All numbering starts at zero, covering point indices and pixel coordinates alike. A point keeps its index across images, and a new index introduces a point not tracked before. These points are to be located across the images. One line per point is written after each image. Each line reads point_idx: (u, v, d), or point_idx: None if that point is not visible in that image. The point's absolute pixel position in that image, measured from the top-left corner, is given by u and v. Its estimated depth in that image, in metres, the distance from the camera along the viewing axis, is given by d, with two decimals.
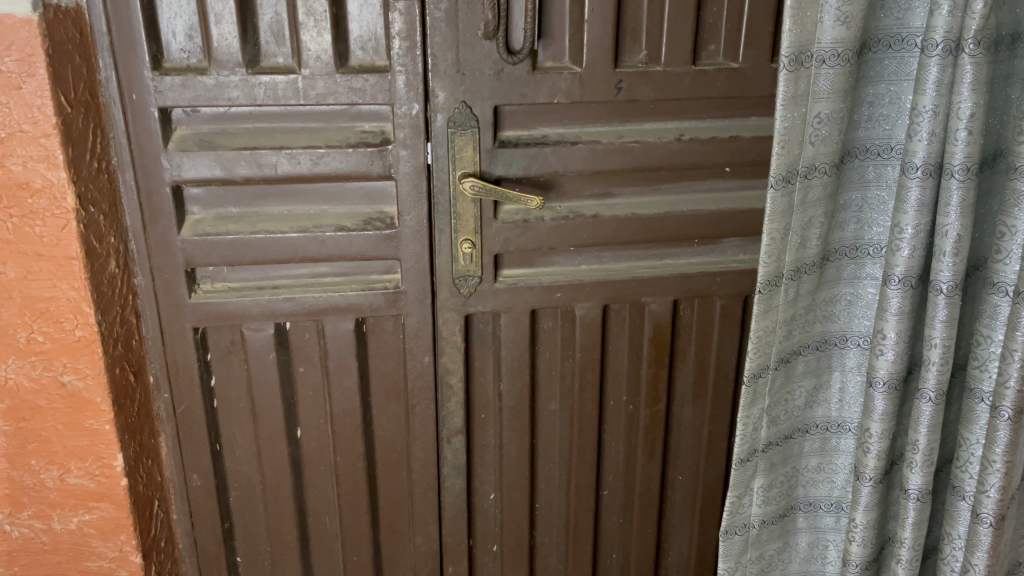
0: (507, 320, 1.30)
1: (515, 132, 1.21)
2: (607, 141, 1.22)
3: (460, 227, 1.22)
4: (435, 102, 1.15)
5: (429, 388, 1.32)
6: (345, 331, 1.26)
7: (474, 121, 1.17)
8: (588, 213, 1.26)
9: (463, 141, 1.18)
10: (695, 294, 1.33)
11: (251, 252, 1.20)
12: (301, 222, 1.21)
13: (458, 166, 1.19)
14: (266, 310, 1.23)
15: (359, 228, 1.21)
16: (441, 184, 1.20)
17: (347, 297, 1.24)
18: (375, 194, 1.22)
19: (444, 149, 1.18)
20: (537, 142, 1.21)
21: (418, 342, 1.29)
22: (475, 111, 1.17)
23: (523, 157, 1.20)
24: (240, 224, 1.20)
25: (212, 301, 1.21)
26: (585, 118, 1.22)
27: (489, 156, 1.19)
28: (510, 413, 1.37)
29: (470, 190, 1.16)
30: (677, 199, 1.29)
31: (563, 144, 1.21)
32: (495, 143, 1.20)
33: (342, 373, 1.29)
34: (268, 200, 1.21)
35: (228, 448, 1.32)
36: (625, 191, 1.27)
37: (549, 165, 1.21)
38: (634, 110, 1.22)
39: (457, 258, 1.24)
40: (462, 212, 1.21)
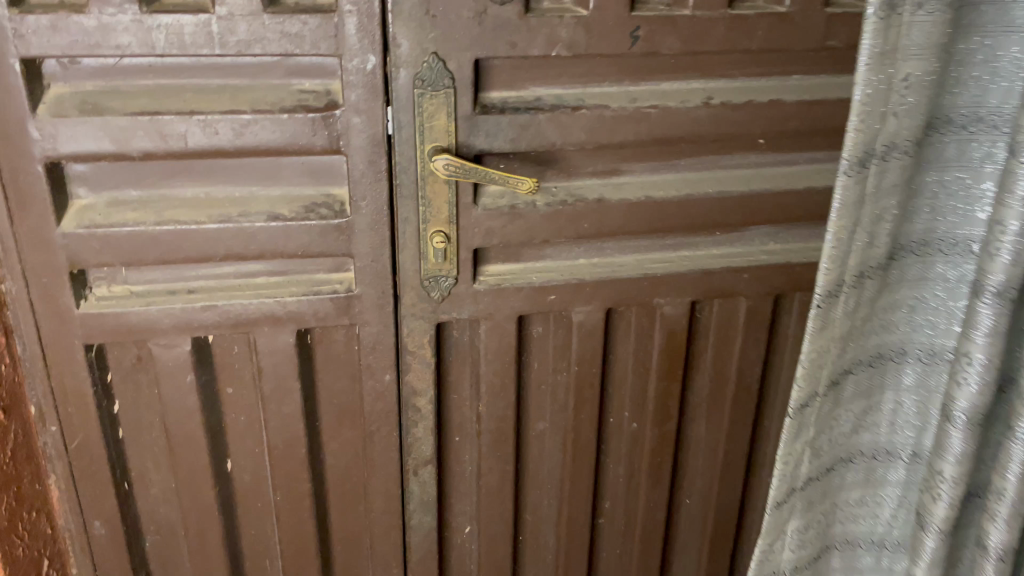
0: (488, 329, 1.04)
1: (501, 94, 0.94)
2: (616, 107, 0.96)
3: (431, 217, 0.96)
4: (395, 53, 0.88)
5: (391, 412, 1.06)
6: (284, 345, 1.00)
7: (447, 79, 0.89)
8: (589, 197, 1.00)
9: (434, 106, 0.90)
10: (717, 293, 1.09)
11: (156, 250, 0.92)
12: (223, 210, 0.93)
13: (428, 139, 0.92)
14: (180, 323, 0.96)
15: (300, 217, 0.94)
16: (407, 160, 0.93)
17: (285, 305, 0.97)
18: (321, 171, 0.95)
19: (408, 116, 0.91)
20: (528, 108, 0.94)
21: (377, 357, 1.03)
22: (450, 66, 0.89)
23: (512, 126, 0.93)
24: (142, 212, 0.92)
25: (108, 312, 0.94)
26: (590, 75, 0.95)
27: (468, 125, 0.92)
28: (492, 442, 1.12)
29: (443, 170, 0.90)
30: (697, 177, 1.04)
31: (561, 110, 0.95)
32: (475, 108, 0.92)
33: (282, 395, 1.03)
34: (179, 180, 0.93)
35: (140, 485, 1.06)
36: (634, 167, 1.02)
37: (543, 138, 0.95)
38: (650, 67, 0.96)
39: (426, 255, 0.97)
40: (432, 198, 0.94)
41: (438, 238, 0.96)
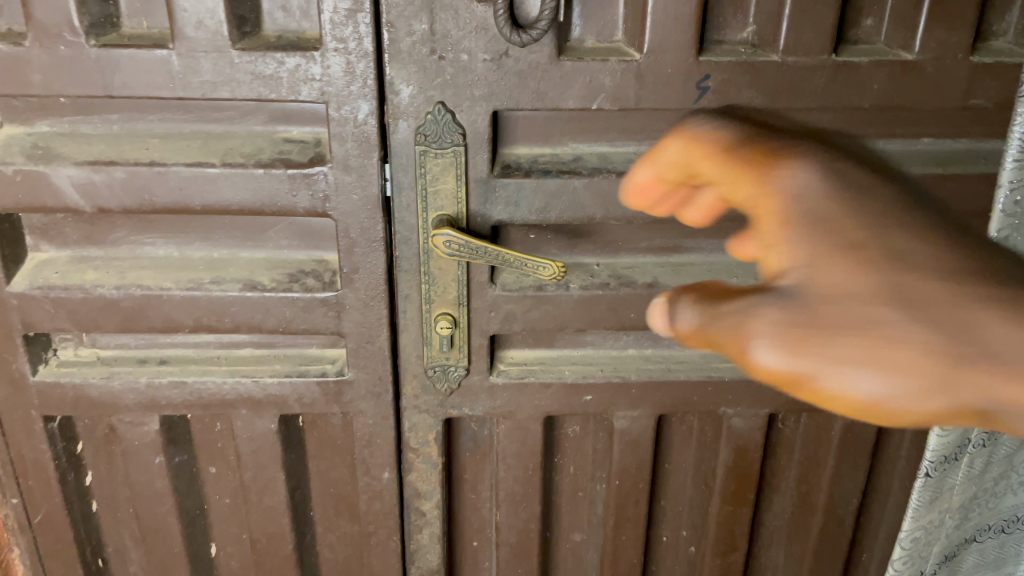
0: (508, 430, 0.85)
1: (532, 149, 0.75)
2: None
3: (436, 296, 0.78)
4: (393, 101, 0.70)
5: (391, 513, 0.90)
6: (266, 430, 0.85)
7: (457, 134, 0.71)
8: (640, 282, 0.79)
9: (440, 166, 0.72)
10: (802, 407, 0.86)
11: (117, 317, 0.79)
12: (195, 274, 0.79)
13: (432, 205, 0.74)
14: (146, 399, 0.83)
15: (282, 289, 0.78)
16: (407, 228, 0.75)
17: (264, 387, 0.83)
18: (311, 234, 0.79)
19: (408, 176, 0.73)
20: (563, 171, 0.74)
21: (374, 451, 0.87)
22: (460, 118, 0.71)
23: (537, 192, 0.74)
24: (104, 272, 0.79)
25: (66, 382, 0.82)
26: (646, 132, 0.75)
27: (484, 190, 0.74)
28: (510, 557, 0.93)
29: (445, 247, 0.72)
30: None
31: (603, 175, 0.74)
32: (494, 168, 0.74)
33: (266, 483, 0.89)
34: (149, 236, 0.79)
35: (116, 562, 0.95)
36: (701, 245, 0.81)
37: (579, 209, 0.75)
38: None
39: (430, 341, 0.80)
40: (438, 274, 0.77)
41: (443, 323, 0.78)
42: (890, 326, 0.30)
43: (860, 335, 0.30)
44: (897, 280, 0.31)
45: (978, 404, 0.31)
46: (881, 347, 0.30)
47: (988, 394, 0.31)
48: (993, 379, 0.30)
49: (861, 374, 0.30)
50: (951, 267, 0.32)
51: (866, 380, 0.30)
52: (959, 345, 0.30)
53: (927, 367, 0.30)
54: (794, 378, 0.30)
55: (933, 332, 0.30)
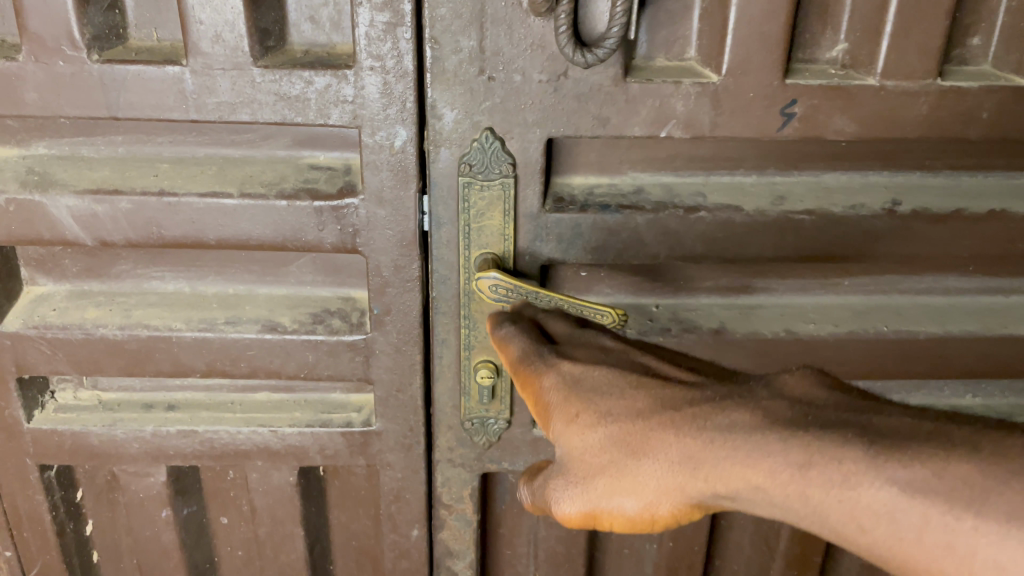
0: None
1: (587, 180, 0.67)
2: (750, 210, 0.65)
3: (477, 343, 0.69)
4: (435, 127, 0.62)
5: (418, 572, 0.82)
6: (283, 481, 0.77)
7: (506, 164, 0.63)
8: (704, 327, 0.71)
9: (486, 200, 0.64)
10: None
11: (121, 360, 0.71)
12: (208, 313, 0.71)
13: (475, 242, 0.65)
14: (152, 449, 0.75)
15: (304, 331, 0.70)
16: (446, 266, 0.67)
17: (282, 437, 0.75)
18: (337, 270, 0.71)
19: (450, 211, 0.65)
20: (625, 206, 0.65)
21: (402, 506, 0.79)
22: (510, 147, 0.62)
23: (595, 229, 0.65)
24: (107, 309, 0.71)
25: (64, 429, 0.74)
26: (716, 161, 0.67)
27: (534, 226, 0.65)
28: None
29: (491, 292, 0.63)
30: (864, 305, 0.73)
31: (669, 211, 0.65)
32: (546, 202, 0.65)
33: (282, 537, 0.81)
34: (157, 269, 0.71)
35: None
36: (773, 285, 0.72)
37: (640, 246, 0.66)
38: (806, 151, 0.66)
39: (469, 390, 0.72)
40: (480, 318, 0.68)
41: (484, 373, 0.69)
42: (639, 475, 0.49)
43: (617, 479, 0.50)
44: (632, 443, 0.49)
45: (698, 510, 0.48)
46: (628, 481, 0.49)
47: (707, 502, 0.47)
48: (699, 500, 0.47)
49: (623, 500, 0.49)
50: (631, 414, 0.50)
51: (629, 504, 0.49)
52: (682, 475, 0.47)
53: (661, 489, 0.48)
54: (590, 516, 0.51)
55: (658, 470, 0.48)
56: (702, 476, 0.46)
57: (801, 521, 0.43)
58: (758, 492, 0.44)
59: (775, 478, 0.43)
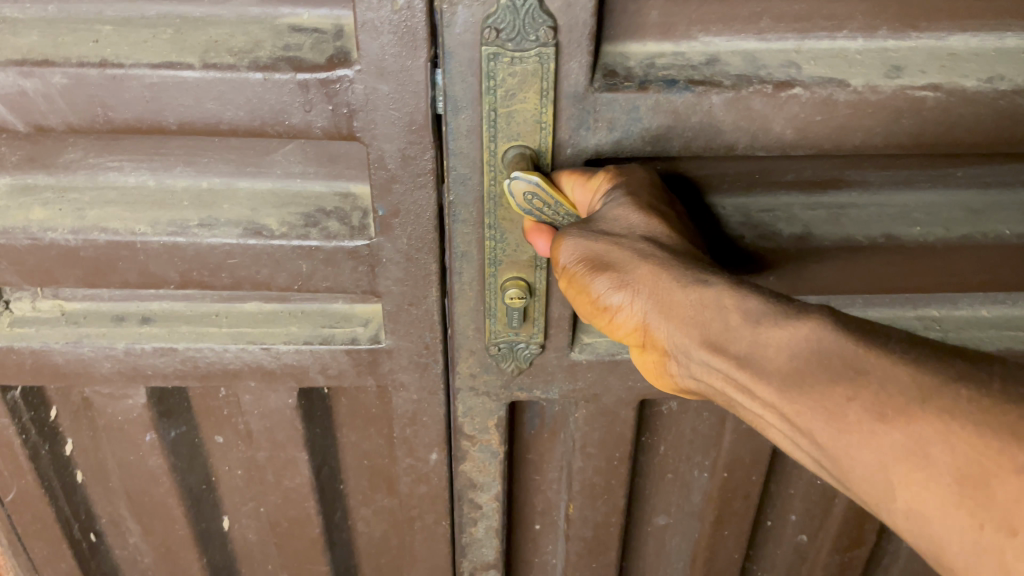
0: (591, 415, 0.67)
1: (644, 46, 0.53)
2: (857, 85, 0.51)
3: (505, 258, 0.58)
4: None
5: (439, 497, 0.73)
6: (281, 402, 0.67)
7: (544, 28, 0.48)
8: (785, 233, 0.59)
9: (517, 77, 0.50)
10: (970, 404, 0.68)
11: (79, 270, 0.59)
12: (177, 212, 0.58)
13: (506, 129, 0.52)
14: (128, 370, 0.65)
15: (295, 236, 0.57)
16: (467, 163, 0.54)
17: (276, 356, 0.64)
18: (332, 158, 0.58)
19: (474, 88, 0.51)
20: (696, 81, 0.52)
21: (418, 430, 0.69)
22: (550, 6, 0.48)
23: (657, 114, 0.52)
24: (56, 209, 0.58)
25: (22, 347, 0.63)
26: (812, 19, 0.52)
27: (579, 111, 0.52)
28: (584, 550, 0.77)
29: (524, 202, 0.52)
30: (979, 203, 0.60)
31: (753, 87, 0.51)
32: (594, 78, 0.51)
33: (285, 459, 0.72)
34: (113, 158, 0.58)
35: (116, 533, 0.81)
36: (865, 177, 0.59)
37: (714, 134, 0.53)
38: (931, 2, 0.52)
39: (495, 315, 0.61)
40: (508, 229, 0.57)
41: (516, 294, 0.58)
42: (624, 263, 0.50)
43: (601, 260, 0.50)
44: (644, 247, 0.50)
45: (657, 327, 0.49)
46: (607, 264, 0.50)
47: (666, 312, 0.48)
48: (672, 316, 0.48)
49: (594, 280, 0.50)
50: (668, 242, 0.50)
51: (600, 286, 0.50)
52: (678, 288, 0.48)
53: (641, 285, 0.49)
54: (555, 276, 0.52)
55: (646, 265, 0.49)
56: (692, 287, 0.47)
57: (743, 350, 0.44)
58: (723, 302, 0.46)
59: (747, 305, 0.45)
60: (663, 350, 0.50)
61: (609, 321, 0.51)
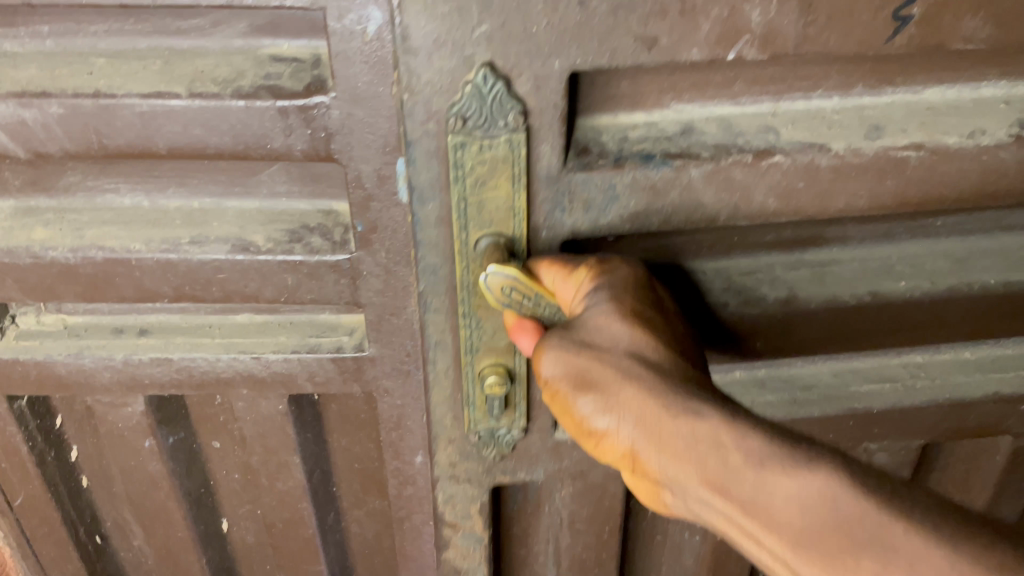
0: (580, 490, 0.75)
1: (613, 120, 0.58)
2: (838, 150, 0.57)
3: (482, 345, 0.62)
4: (409, 66, 0.51)
5: (426, 499, 0.77)
6: (273, 408, 0.71)
7: (513, 113, 0.52)
8: (770, 295, 0.68)
9: (487, 165, 0.54)
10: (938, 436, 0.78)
11: (78, 287, 0.63)
12: (170, 231, 0.62)
13: (477, 217, 0.56)
14: (127, 379, 0.68)
15: (280, 251, 0.61)
16: (441, 242, 0.59)
17: (266, 364, 0.67)
18: (315, 178, 0.61)
19: (442, 176, 0.55)
20: (672, 154, 0.57)
21: (404, 434, 0.72)
22: (518, 91, 0.52)
23: (634, 189, 0.57)
24: (56, 228, 0.62)
25: (27, 359, 0.67)
26: (789, 81, 0.57)
27: (555, 193, 0.57)
28: (570, 555, 0.80)
29: (502, 294, 0.55)
30: (958, 249, 0.71)
31: (731, 159, 0.57)
32: (569, 160, 0.56)
33: (279, 464, 0.75)
34: (109, 180, 0.62)
35: (121, 534, 0.85)
36: (848, 236, 0.69)
37: (695, 206, 0.58)
38: (903, 65, 0.57)
39: (476, 394, 0.65)
40: (484, 318, 0.61)
41: (495, 382, 0.62)
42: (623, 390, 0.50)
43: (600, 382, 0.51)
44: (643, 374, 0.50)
45: (648, 453, 0.50)
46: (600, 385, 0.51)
47: (663, 445, 0.48)
48: (663, 446, 0.48)
49: (578, 399, 0.52)
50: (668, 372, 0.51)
51: (585, 404, 0.52)
52: (673, 421, 0.48)
53: (630, 408, 0.50)
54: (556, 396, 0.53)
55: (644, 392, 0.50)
56: (684, 417, 0.48)
57: (742, 494, 0.45)
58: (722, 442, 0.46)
59: (745, 445, 0.45)
60: (657, 479, 0.50)
61: (601, 441, 0.52)
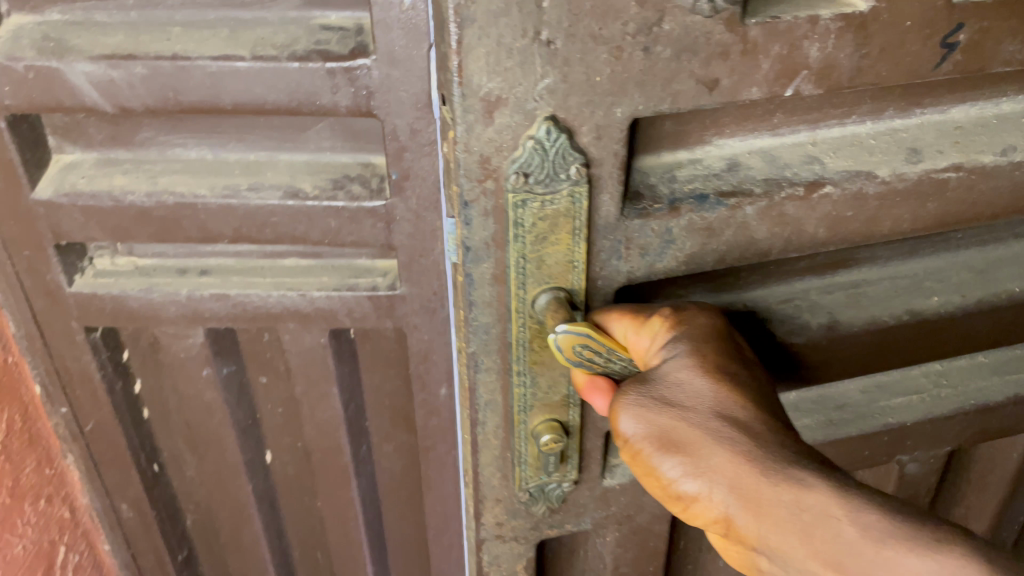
0: (624, 534, 0.86)
1: (667, 159, 0.66)
2: (884, 176, 0.67)
3: (538, 396, 0.71)
4: (465, 129, 0.58)
5: (449, 430, 0.86)
6: (314, 341, 0.81)
7: (575, 165, 0.59)
8: (814, 321, 0.77)
9: (549, 219, 0.61)
10: (958, 436, 0.93)
11: (151, 228, 0.72)
12: (231, 180, 0.72)
13: (537, 272, 0.63)
14: (189, 313, 0.78)
15: (325, 197, 0.70)
16: (498, 297, 0.66)
17: (312, 301, 0.77)
18: (356, 134, 0.71)
19: (499, 234, 0.62)
20: (725, 194, 0.65)
21: (430, 368, 0.81)
22: (579, 143, 0.59)
23: (688, 230, 0.65)
24: (133, 177, 0.72)
25: (104, 293, 0.77)
26: (824, 110, 0.67)
27: (609, 242, 0.64)
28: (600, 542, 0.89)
29: (575, 353, 0.61)
30: (974, 262, 0.83)
31: (783, 193, 0.65)
32: (625, 207, 0.64)
33: (318, 395, 0.85)
34: (179, 136, 0.71)
35: (174, 465, 0.94)
36: (878, 255, 0.80)
37: (749, 236, 0.67)
38: (929, 91, 0.68)
39: (530, 446, 0.73)
40: (540, 375, 0.69)
41: (551, 438, 0.71)
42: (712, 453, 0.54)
43: (689, 443, 0.55)
44: (731, 437, 0.54)
45: (742, 518, 0.52)
46: (686, 448, 0.55)
47: (751, 510, 0.52)
48: (763, 513, 0.51)
49: (664, 457, 0.55)
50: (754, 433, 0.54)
51: (671, 464, 0.55)
52: (765, 486, 0.51)
53: (722, 472, 0.53)
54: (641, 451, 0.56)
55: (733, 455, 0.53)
56: (785, 485, 0.51)
57: (855, 568, 0.48)
58: (818, 512, 0.49)
59: (860, 518, 0.49)
60: (747, 543, 0.53)
61: (690, 503, 0.55)
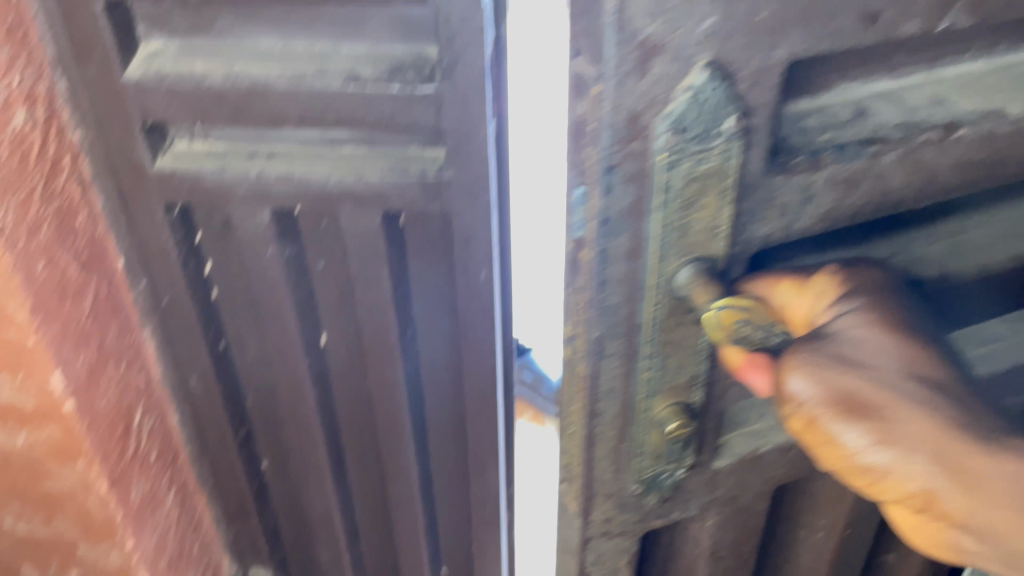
0: None
1: (814, 101, 0.51)
2: None
3: (634, 459, 0.62)
4: (600, 93, 0.45)
5: (487, 312, 0.94)
6: (367, 223, 0.88)
7: (732, 115, 0.47)
8: None
9: (698, 182, 0.49)
10: None
11: (227, 109, 0.81)
12: (298, 65, 0.79)
13: (680, 240, 0.51)
14: (258, 192, 0.87)
15: (382, 82, 0.78)
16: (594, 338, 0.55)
17: (367, 182, 0.85)
18: (411, 26, 0.76)
19: (635, 205, 0.49)
20: None
21: (472, 251, 0.89)
22: (737, 89, 0.47)
23: (831, 186, 0.52)
24: (211, 62, 0.80)
25: (183, 172, 0.86)
26: None
27: None
28: None
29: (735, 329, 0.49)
30: None
31: None
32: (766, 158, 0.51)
33: (370, 276, 0.93)
34: (251, 25, 0.78)
35: (237, 346, 1.03)
36: None
37: None
38: None
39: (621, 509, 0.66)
40: (641, 436, 0.60)
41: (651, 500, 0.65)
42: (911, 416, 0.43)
43: (884, 409, 0.43)
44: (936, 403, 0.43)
45: (951, 490, 0.42)
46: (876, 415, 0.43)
47: (961, 480, 0.42)
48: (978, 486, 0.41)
49: (847, 423, 0.43)
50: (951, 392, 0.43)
51: (856, 431, 0.43)
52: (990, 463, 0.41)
53: (922, 439, 0.42)
54: (815, 421, 0.44)
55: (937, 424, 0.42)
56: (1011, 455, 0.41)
57: None
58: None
59: None
60: (949, 521, 0.43)
61: (879, 480, 0.43)
